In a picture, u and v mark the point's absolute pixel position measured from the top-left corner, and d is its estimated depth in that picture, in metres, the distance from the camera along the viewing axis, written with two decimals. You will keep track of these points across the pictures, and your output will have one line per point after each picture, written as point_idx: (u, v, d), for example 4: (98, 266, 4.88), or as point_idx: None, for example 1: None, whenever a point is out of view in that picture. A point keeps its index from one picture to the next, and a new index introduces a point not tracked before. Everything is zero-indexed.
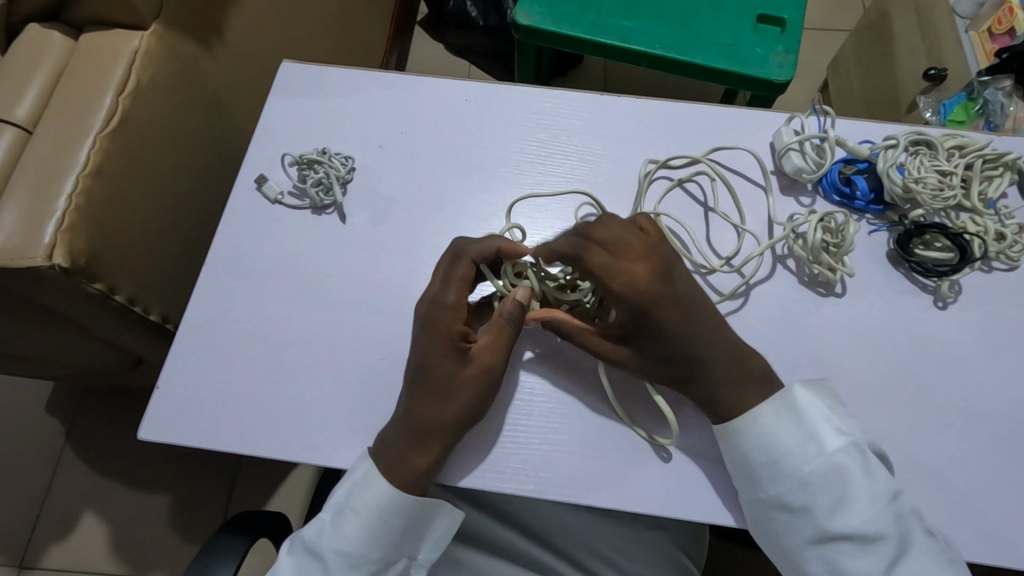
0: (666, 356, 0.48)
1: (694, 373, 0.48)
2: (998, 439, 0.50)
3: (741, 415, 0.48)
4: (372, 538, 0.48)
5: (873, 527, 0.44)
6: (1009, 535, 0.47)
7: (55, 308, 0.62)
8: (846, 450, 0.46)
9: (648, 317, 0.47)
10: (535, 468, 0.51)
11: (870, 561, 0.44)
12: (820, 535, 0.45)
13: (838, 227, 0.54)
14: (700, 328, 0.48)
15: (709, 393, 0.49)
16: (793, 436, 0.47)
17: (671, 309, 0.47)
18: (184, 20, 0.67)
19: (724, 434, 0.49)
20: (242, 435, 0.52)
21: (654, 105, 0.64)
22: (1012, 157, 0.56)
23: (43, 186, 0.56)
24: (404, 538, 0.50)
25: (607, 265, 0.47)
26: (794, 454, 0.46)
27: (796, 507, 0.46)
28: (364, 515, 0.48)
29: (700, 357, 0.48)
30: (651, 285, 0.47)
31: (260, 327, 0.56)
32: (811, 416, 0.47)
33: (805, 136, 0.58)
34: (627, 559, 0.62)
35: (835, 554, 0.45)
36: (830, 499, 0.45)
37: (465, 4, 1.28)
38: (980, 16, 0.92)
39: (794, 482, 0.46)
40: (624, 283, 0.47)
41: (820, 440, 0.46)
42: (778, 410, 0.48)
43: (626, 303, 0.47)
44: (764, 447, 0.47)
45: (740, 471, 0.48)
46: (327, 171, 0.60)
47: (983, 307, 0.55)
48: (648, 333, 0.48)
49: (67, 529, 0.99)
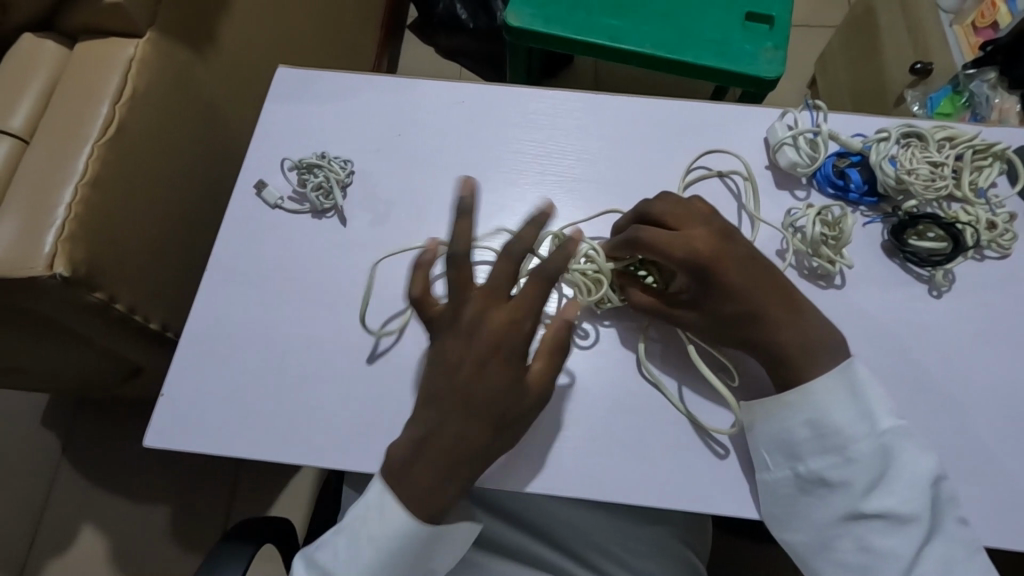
0: (734, 316, 0.50)
1: (761, 331, 0.49)
2: (1000, 421, 0.51)
3: (794, 389, 0.49)
4: (386, 561, 0.48)
5: (907, 507, 0.46)
6: (1017, 517, 0.48)
7: (53, 318, 0.61)
8: (895, 431, 0.47)
9: (712, 278, 0.49)
10: (542, 466, 0.51)
11: (901, 541, 0.46)
12: (854, 511, 0.47)
13: (835, 220, 0.55)
14: (763, 287, 0.50)
15: (777, 347, 0.49)
16: (847, 412, 0.48)
17: (731, 268, 0.49)
18: (178, 28, 0.67)
19: (768, 408, 0.50)
20: (249, 440, 0.52)
21: (648, 103, 0.65)
22: (1001, 147, 0.57)
23: (41, 197, 0.56)
24: (423, 557, 0.50)
25: (664, 237, 0.49)
26: (842, 431, 0.48)
27: (834, 483, 0.48)
28: (385, 539, 0.48)
29: (775, 319, 0.49)
30: (713, 249, 0.49)
31: (265, 332, 0.56)
32: (868, 395, 0.49)
33: (798, 130, 0.59)
34: (635, 557, 0.62)
35: (865, 531, 0.47)
36: (870, 477, 0.47)
37: (455, 8, 1.28)
38: (964, 10, 0.96)
39: (838, 457, 0.48)
40: (686, 251, 0.49)
41: (872, 419, 0.48)
42: (837, 385, 0.49)
43: (688, 269, 0.49)
44: (810, 422, 0.49)
45: (781, 446, 0.49)
46: (327, 174, 0.60)
47: (979, 293, 0.56)
48: (712, 295, 0.50)
49: (68, 542, 0.99)
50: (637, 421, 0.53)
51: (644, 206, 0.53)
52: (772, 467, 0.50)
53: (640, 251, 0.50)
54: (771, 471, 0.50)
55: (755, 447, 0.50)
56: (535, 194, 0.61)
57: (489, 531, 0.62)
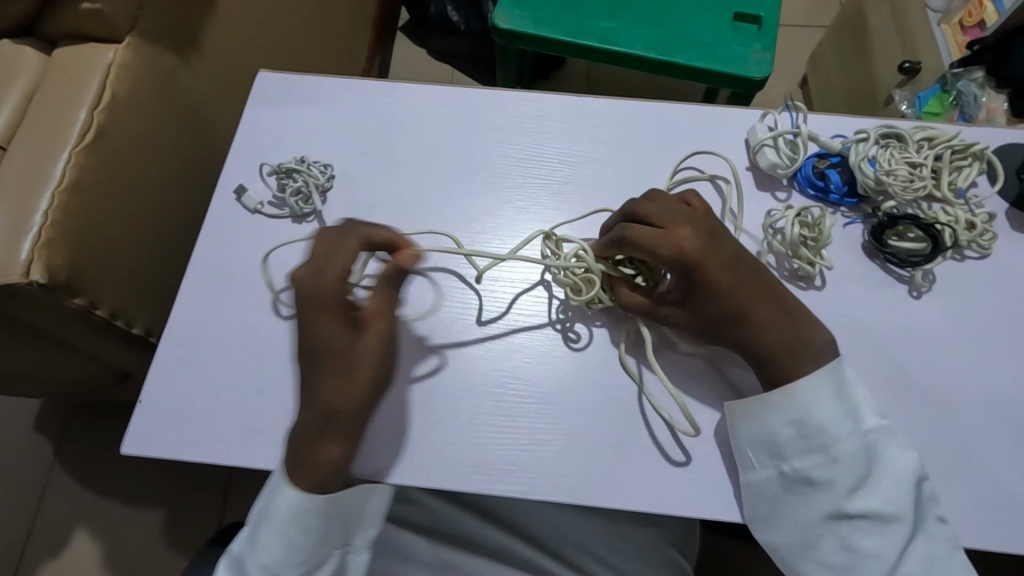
0: (719, 316, 0.49)
1: (748, 330, 0.49)
2: (980, 422, 0.51)
3: (780, 388, 0.49)
4: (291, 541, 0.48)
5: (892, 508, 0.46)
6: (997, 519, 0.48)
7: (34, 324, 0.61)
8: (880, 430, 0.48)
9: (699, 277, 0.49)
10: (521, 469, 0.51)
11: (886, 540, 0.46)
12: (839, 511, 0.47)
13: (814, 221, 0.55)
14: (749, 286, 0.49)
15: (761, 347, 0.49)
16: (832, 411, 0.48)
17: (717, 267, 0.49)
18: (159, 33, 0.67)
19: (753, 407, 0.50)
20: (229, 445, 0.52)
21: (630, 105, 0.65)
22: (980, 147, 0.57)
23: (20, 203, 0.56)
24: (335, 528, 0.50)
25: (651, 236, 0.49)
26: (828, 430, 0.48)
27: (819, 482, 0.48)
28: (279, 522, 0.48)
29: (761, 318, 0.49)
30: (700, 248, 0.49)
31: (244, 337, 0.56)
32: (853, 393, 0.49)
33: (778, 131, 0.59)
34: (620, 557, 0.62)
35: (850, 531, 0.47)
36: (855, 477, 0.47)
37: (446, 9, 1.28)
38: (951, 8, 0.97)
39: (822, 457, 0.48)
40: (672, 249, 0.48)
41: (857, 418, 0.48)
42: (822, 384, 0.48)
43: (675, 268, 0.49)
44: (795, 422, 0.49)
45: (766, 445, 0.49)
46: (306, 179, 0.60)
47: (959, 294, 0.56)
48: (698, 294, 0.49)
49: (60, 546, 0.99)
50: (617, 424, 0.52)
51: (631, 204, 0.52)
52: (758, 467, 0.49)
53: (628, 249, 0.50)
54: (756, 470, 0.49)
55: (739, 447, 0.50)
56: (517, 197, 0.61)
57: (475, 533, 0.62)
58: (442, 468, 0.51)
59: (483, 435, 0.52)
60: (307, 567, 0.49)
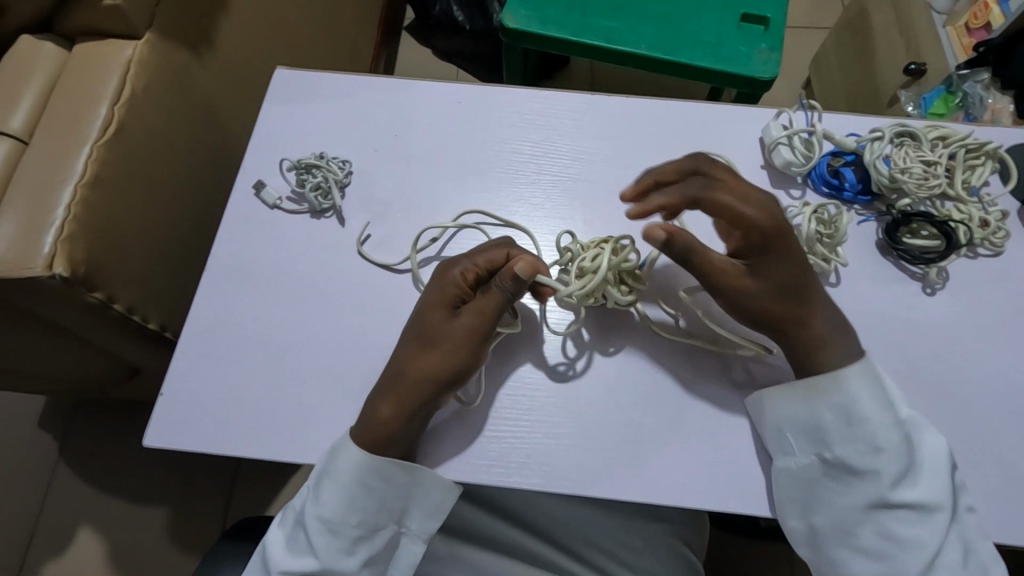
0: (783, 288, 0.49)
1: (803, 310, 0.49)
2: (993, 419, 0.52)
3: (826, 375, 0.49)
4: (350, 501, 0.49)
5: (931, 497, 0.46)
6: (1014, 514, 0.49)
7: (52, 318, 0.61)
8: (915, 421, 0.49)
9: (772, 244, 0.49)
10: (539, 463, 0.52)
11: (927, 529, 0.46)
12: (881, 499, 0.47)
13: (830, 219, 0.55)
14: (808, 271, 0.50)
15: (813, 333, 0.50)
16: (876, 400, 0.48)
17: (793, 241, 0.50)
18: (175, 30, 0.67)
19: (791, 393, 0.50)
20: (250, 438, 0.53)
21: (644, 104, 0.65)
22: (993, 146, 0.58)
23: (41, 197, 0.57)
24: (392, 503, 0.50)
25: (732, 197, 0.50)
26: (872, 420, 0.48)
27: (861, 472, 0.48)
28: (344, 482, 0.49)
29: (816, 302, 0.50)
30: (781, 218, 0.50)
31: (264, 330, 0.56)
32: (887, 384, 0.50)
33: (793, 130, 0.60)
34: (633, 553, 0.62)
35: (891, 521, 0.47)
36: (898, 467, 0.47)
37: (451, 9, 1.28)
38: (956, 11, 0.96)
39: (866, 446, 0.48)
40: (761, 209, 0.49)
41: (894, 409, 0.49)
42: (864, 374, 0.49)
43: (757, 230, 0.49)
44: (838, 410, 0.49)
45: (806, 432, 0.50)
46: (325, 175, 0.60)
47: (971, 291, 0.56)
48: (763, 264, 0.50)
49: (65, 543, 0.99)
50: (634, 419, 0.53)
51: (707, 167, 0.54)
52: (797, 453, 0.50)
53: (707, 201, 0.51)
54: (795, 456, 0.50)
55: (778, 432, 0.50)
56: (533, 194, 0.62)
57: (488, 530, 0.62)
58: (462, 462, 0.52)
59: (500, 430, 0.53)
60: (359, 534, 0.50)
